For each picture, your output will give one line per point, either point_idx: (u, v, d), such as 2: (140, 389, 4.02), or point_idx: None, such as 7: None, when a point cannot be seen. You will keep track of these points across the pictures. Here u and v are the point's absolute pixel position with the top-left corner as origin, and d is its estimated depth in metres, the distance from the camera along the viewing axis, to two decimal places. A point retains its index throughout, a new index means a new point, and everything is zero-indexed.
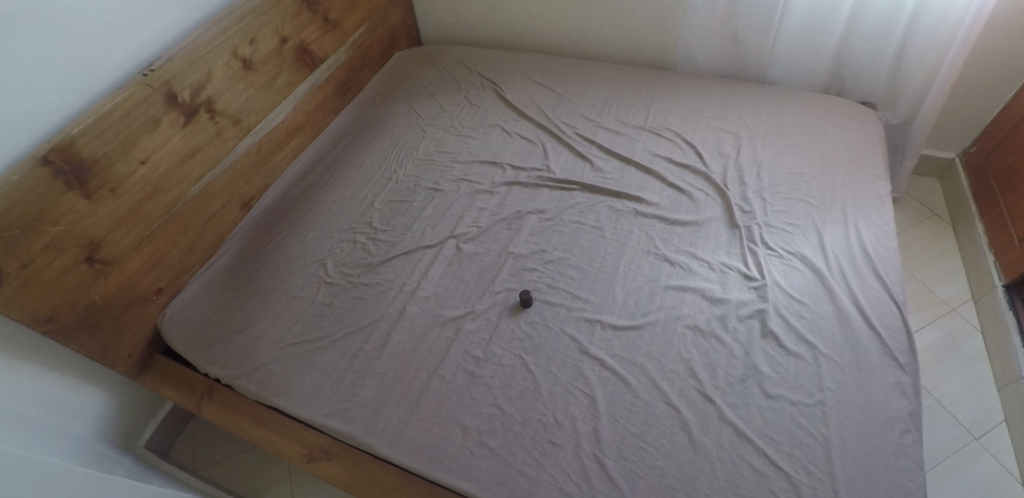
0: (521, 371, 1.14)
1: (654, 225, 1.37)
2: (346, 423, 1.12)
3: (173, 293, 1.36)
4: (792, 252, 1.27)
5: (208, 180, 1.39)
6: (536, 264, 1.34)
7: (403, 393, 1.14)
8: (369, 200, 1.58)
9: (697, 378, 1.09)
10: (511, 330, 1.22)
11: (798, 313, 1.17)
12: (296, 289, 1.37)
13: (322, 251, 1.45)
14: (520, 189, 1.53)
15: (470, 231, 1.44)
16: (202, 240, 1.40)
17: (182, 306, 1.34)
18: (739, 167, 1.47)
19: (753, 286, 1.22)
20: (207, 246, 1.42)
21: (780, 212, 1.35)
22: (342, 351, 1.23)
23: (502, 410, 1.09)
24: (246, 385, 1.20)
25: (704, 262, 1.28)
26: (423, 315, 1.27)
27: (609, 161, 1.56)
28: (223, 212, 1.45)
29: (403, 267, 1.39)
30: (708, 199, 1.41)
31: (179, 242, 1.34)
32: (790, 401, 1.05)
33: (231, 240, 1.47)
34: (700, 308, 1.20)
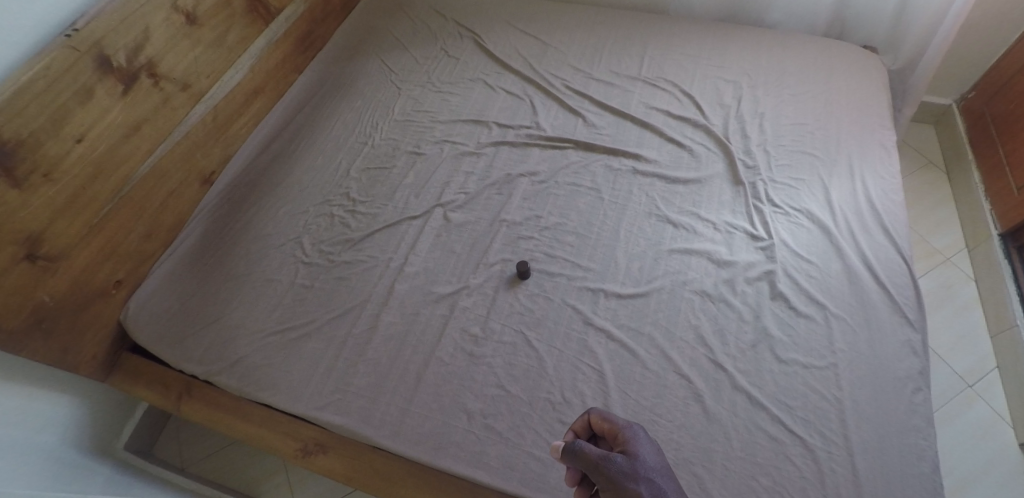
0: (524, 347, 1.08)
1: (654, 184, 1.30)
2: (340, 416, 1.06)
3: (136, 285, 1.26)
4: (798, 208, 1.23)
5: (159, 155, 1.25)
6: (531, 231, 1.26)
7: (399, 380, 1.08)
8: (343, 169, 1.46)
9: (708, 345, 1.05)
10: (510, 304, 1.15)
11: (806, 273, 1.13)
12: (273, 272, 1.29)
13: (297, 229, 1.36)
14: (509, 149, 1.42)
15: (457, 198, 1.34)
16: (161, 224, 1.29)
17: (147, 299, 1.25)
18: (741, 120, 1.41)
19: (761, 246, 1.17)
20: (168, 229, 1.32)
21: (784, 166, 1.31)
22: (328, 337, 1.16)
23: (506, 391, 1.03)
24: (226, 380, 1.14)
25: (708, 223, 1.22)
26: (414, 293, 1.19)
27: (603, 116, 1.46)
28: (180, 190, 1.33)
29: (387, 241, 1.29)
30: (709, 154, 1.34)
31: (136, 229, 1.22)
32: (802, 364, 1.02)
33: (194, 221, 1.37)
34: (707, 272, 1.14)
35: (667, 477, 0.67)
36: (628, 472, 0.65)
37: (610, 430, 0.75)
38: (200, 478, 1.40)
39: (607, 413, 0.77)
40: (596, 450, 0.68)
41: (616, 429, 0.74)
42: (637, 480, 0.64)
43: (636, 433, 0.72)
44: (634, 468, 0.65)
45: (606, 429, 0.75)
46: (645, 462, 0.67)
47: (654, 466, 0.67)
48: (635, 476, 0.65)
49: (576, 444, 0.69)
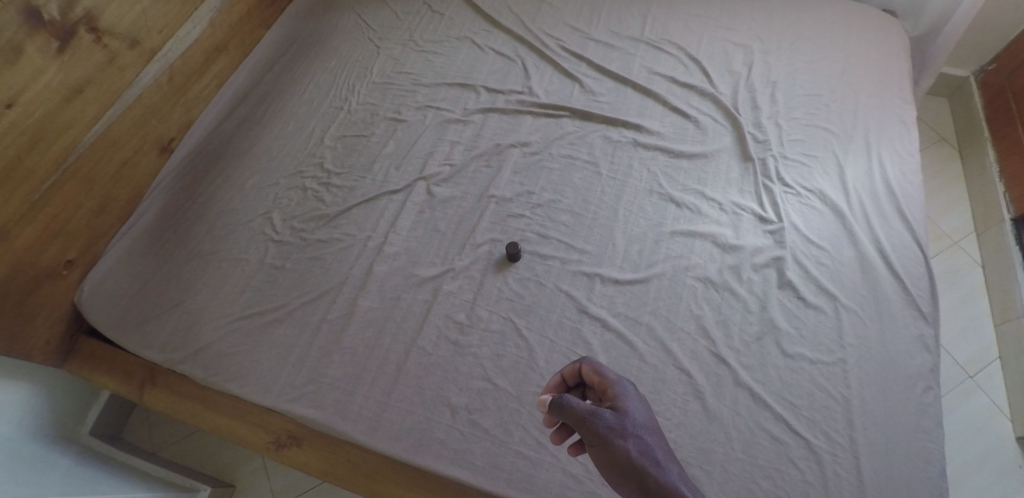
0: (513, 337, 1.00)
1: (656, 159, 1.20)
2: (314, 409, 0.98)
3: (90, 263, 1.16)
4: (810, 189, 1.15)
5: (108, 122, 1.11)
6: (521, 209, 1.16)
7: (378, 371, 1.00)
8: (317, 137, 1.36)
9: (710, 337, 0.98)
10: (499, 289, 1.06)
11: (816, 259, 1.06)
12: (240, 251, 1.20)
13: (266, 204, 1.27)
14: (499, 117, 1.30)
15: (442, 170, 1.23)
16: (115, 198, 1.17)
17: (103, 279, 1.16)
18: (752, 88, 1.30)
19: (769, 230, 1.09)
20: (125, 203, 1.20)
21: (796, 140, 1.22)
22: (300, 323, 1.08)
23: (493, 384, 0.96)
24: (191, 368, 1.07)
25: (714, 203, 1.13)
26: (394, 276, 1.10)
27: (602, 81, 1.33)
28: (136, 160, 1.21)
29: (366, 218, 1.19)
30: (716, 126, 1.24)
31: (87, 204, 1.11)
32: (809, 360, 0.96)
33: (152, 194, 1.26)
34: (711, 257, 1.06)
35: (657, 433, 0.61)
36: (617, 430, 0.59)
37: (600, 384, 0.67)
38: (169, 464, 1.33)
39: (598, 365, 0.69)
40: (584, 405, 0.61)
41: (605, 383, 0.67)
42: (625, 438, 0.58)
43: (627, 388, 0.65)
44: (622, 424, 0.59)
45: (595, 380, 0.67)
46: (635, 418, 0.60)
47: (644, 423, 0.61)
48: (623, 434, 0.59)
49: (563, 396, 0.62)
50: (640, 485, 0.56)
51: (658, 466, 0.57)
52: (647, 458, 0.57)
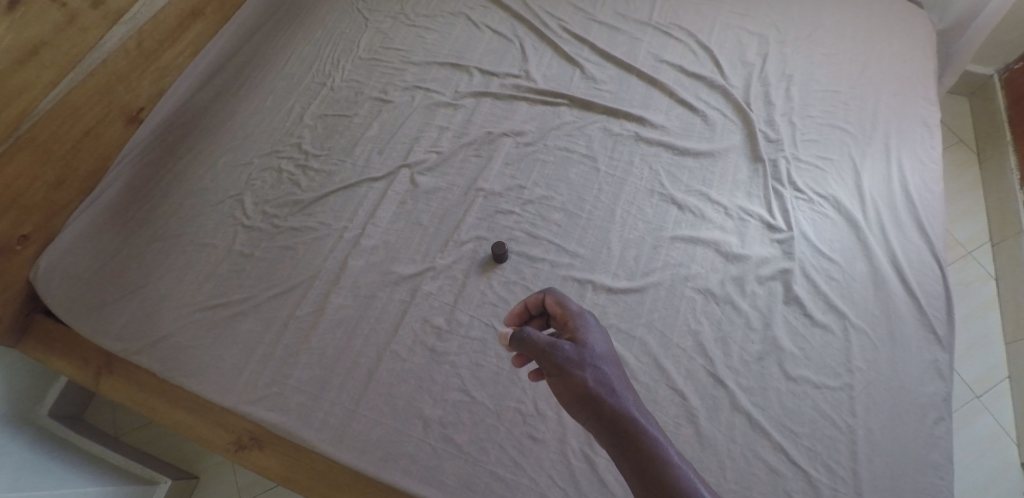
0: (494, 346, 0.93)
1: (659, 155, 1.10)
2: (276, 413, 0.90)
3: (48, 237, 1.05)
4: (823, 195, 1.06)
5: (67, 87, 0.99)
6: (511, 205, 1.07)
7: (347, 375, 0.92)
8: (296, 115, 1.26)
9: (707, 355, 0.91)
10: (482, 293, 0.98)
11: (826, 273, 0.98)
12: (206, 236, 1.10)
13: (237, 185, 1.17)
14: (492, 102, 1.21)
15: (427, 158, 1.14)
16: (77, 170, 1.05)
17: (59, 258, 1.04)
18: (766, 82, 1.20)
19: (777, 239, 1.01)
20: (88, 175, 1.08)
21: (810, 141, 1.12)
22: (266, 318, 0.99)
23: (470, 397, 0.89)
24: (147, 360, 0.98)
25: (719, 207, 1.04)
26: (370, 272, 1.02)
27: (604, 67, 1.23)
28: (100, 130, 1.08)
29: (342, 206, 1.10)
30: (726, 123, 1.14)
31: (43, 176, 0.98)
32: (813, 384, 0.89)
33: (120, 163, 1.14)
34: (713, 266, 0.98)
35: (616, 361, 0.59)
36: (573, 359, 0.57)
37: (562, 315, 0.65)
38: (131, 452, 1.25)
39: (561, 296, 0.67)
40: (543, 338, 0.59)
41: (568, 315, 0.65)
42: (583, 369, 0.56)
43: (588, 319, 0.63)
44: (580, 355, 0.57)
45: (558, 312, 0.66)
46: (593, 349, 0.58)
47: (602, 354, 0.59)
48: (581, 363, 0.57)
49: (522, 329, 0.60)
50: (594, 413, 0.54)
51: (614, 394, 0.55)
52: (603, 388, 0.55)
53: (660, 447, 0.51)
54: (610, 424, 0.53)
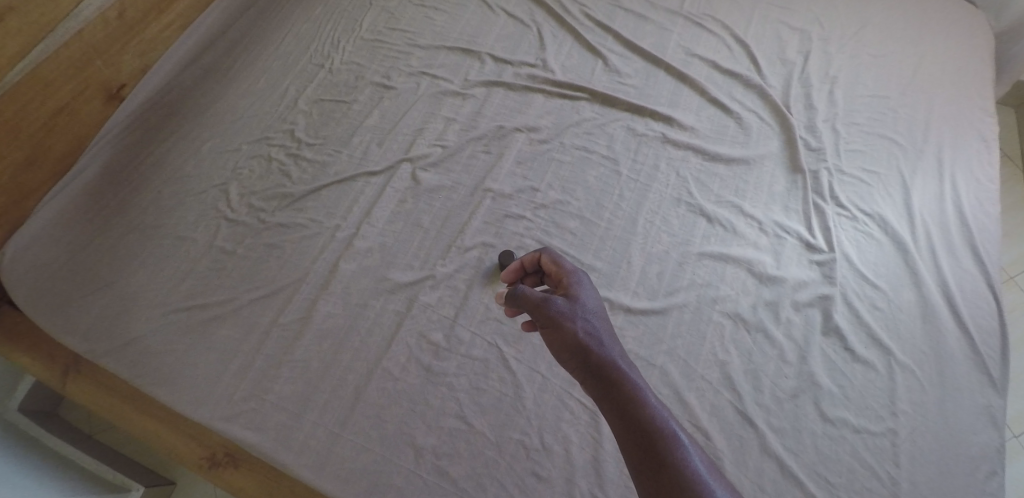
0: (498, 369, 0.83)
1: (688, 160, 1.00)
2: (252, 432, 0.81)
3: (16, 223, 0.93)
4: (868, 213, 0.96)
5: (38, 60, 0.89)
6: (522, 209, 0.97)
7: (333, 393, 0.83)
8: (290, 99, 1.15)
9: (736, 390, 0.81)
10: (485, 307, 0.89)
11: (869, 301, 0.89)
12: (186, 229, 1.00)
13: (223, 173, 1.07)
14: (504, 92, 1.10)
15: (431, 152, 1.04)
16: (49, 151, 0.95)
17: (29, 246, 0.93)
18: (807, 83, 1.08)
19: (817, 260, 0.91)
20: (61, 156, 0.98)
21: (855, 152, 1.02)
22: (246, 324, 0.90)
23: (468, 425, 0.79)
24: (115, 364, 0.88)
25: (753, 221, 0.94)
26: (363, 277, 0.92)
27: (629, 59, 1.12)
28: (76, 108, 0.98)
29: (336, 202, 1.00)
30: (763, 127, 1.03)
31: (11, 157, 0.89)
32: (852, 428, 0.80)
33: (98, 142, 1.03)
34: (745, 288, 0.88)
35: (604, 315, 0.59)
36: (564, 309, 0.57)
37: (557, 274, 0.67)
38: (100, 450, 1.11)
39: (557, 256, 0.68)
40: (537, 294, 0.59)
41: (562, 273, 0.66)
42: (573, 319, 0.55)
43: (581, 278, 0.64)
44: (572, 307, 0.57)
45: (554, 271, 0.67)
46: (584, 303, 0.58)
47: (593, 309, 0.59)
48: (570, 312, 0.57)
49: (518, 287, 0.60)
50: (579, 358, 0.53)
51: (600, 342, 0.54)
52: (591, 338, 0.54)
53: (642, 392, 0.50)
54: (593, 368, 0.52)
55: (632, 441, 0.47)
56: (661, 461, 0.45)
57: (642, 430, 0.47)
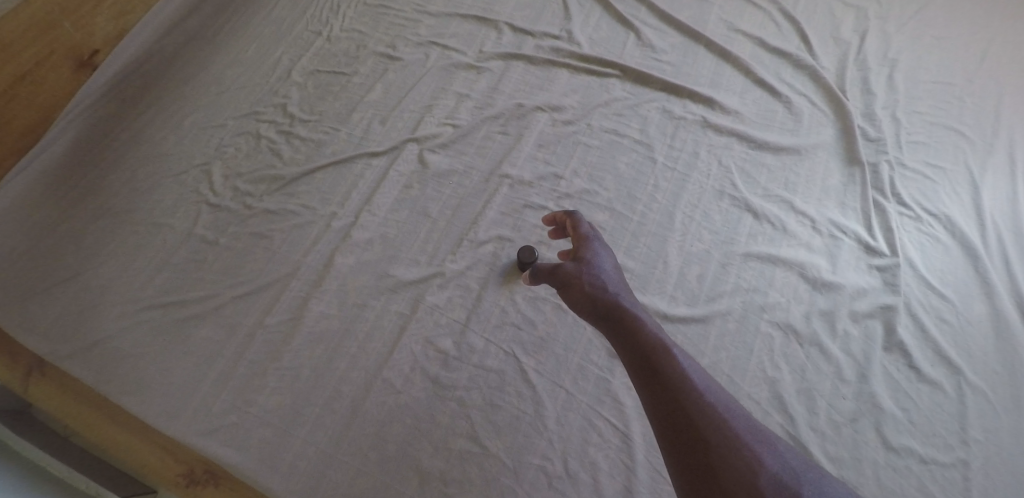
0: (515, 382, 0.73)
1: (732, 148, 0.89)
2: (233, 450, 0.70)
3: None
4: (933, 213, 0.85)
5: None
6: (543, 199, 0.86)
7: (326, 406, 0.72)
8: (283, 69, 1.03)
9: (787, 411, 0.71)
10: (501, 310, 0.78)
11: (935, 313, 0.78)
12: (162, 214, 0.89)
13: (205, 151, 0.95)
14: (525, 67, 0.98)
15: (441, 132, 0.92)
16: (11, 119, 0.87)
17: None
18: (865, 65, 0.97)
19: (877, 265, 0.80)
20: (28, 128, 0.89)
21: (918, 143, 0.90)
22: (227, 324, 0.79)
23: (480, 447, 0.69)
24: (80, 369, 0.77)
25: (804, 219, 0.83)
26: (362, 272, 0.81)
27: (666, 33, 1.00)
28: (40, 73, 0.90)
29: (332, 186, 0.89)
30: (815, 113, 0.92)
31: None
32: (919, 458, 0.69)
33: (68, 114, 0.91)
34: (797, 295, 0.78)
35: (613, 262, 0.62)
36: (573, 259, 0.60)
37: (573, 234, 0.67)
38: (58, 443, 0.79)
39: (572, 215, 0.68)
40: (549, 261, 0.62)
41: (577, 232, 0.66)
42: (580, 276, 0.57)
43: (592, 228, 0.65)
44: (580, 264, 0.59)
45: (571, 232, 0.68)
46: (592, 258, 0.60)
47: (603, 261, 0.60)
48: (578, 261, 0.59)
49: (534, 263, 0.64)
50: (585, 297, 0.56)
51: (606, 284, 0.57)
52: (599, 289, 0.56)
53: (648, 326, 0.52)
54: (600, 304, 0.55)
55: (636, 361, 0.50)
56: (663, 375, 0.48)
57: (646, 355, 0.50)
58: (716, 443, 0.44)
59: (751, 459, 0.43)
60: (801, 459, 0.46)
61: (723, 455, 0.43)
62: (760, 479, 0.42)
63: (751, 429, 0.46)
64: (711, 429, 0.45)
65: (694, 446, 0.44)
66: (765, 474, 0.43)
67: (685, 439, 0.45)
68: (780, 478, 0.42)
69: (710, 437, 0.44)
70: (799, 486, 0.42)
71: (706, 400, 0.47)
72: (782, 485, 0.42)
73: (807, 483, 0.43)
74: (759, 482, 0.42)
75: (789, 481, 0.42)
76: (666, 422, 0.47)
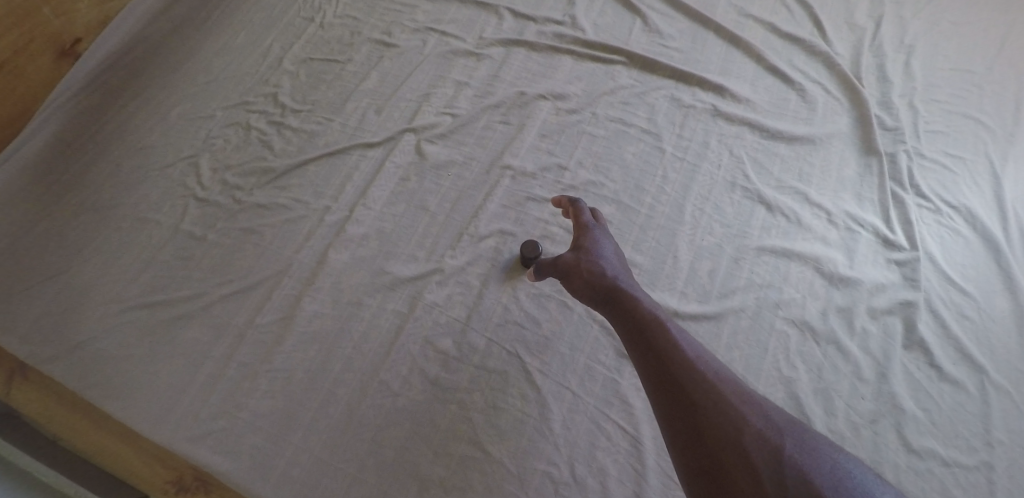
0: (518, 383, 0.69)
1: (743, 137, 0.85)
2: (222, 457, 0.66)
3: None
4: (953, 205, 0.81)
5: None
6: (547, 191, 0.82)
7: (320, 410, 0.69)
8: (274, 57, 0.99)
9: (804, 413, 0.67)
10: (503, 308, 0.74)
11: (956, 309, 0.74)
12: (148, 209, 0.85)
13: (193, 143, 0.91)
14: (527, 54, 0.94)
15: (440, 122, 0.88)
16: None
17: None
18: (880, 52, 0.93)
19: (896, 259, 0.77)
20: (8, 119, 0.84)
21: (936, 132, 0.87)
22: (216, 324, 0.75)
23: (481, 452, 0.65)
24: (62, 372, 0.73)
25: (819, 211, 0.80)
26: (358, 269, 0.78)
27: (674, 18, 0.96)
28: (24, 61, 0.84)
29: (325, 179, 0.85)
30: (829, 101, 0.88)
31: None
32: (941, 461, 0.65)
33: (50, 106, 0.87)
34: (813, 291, 0.74)
35: (614, 247, 0.64)
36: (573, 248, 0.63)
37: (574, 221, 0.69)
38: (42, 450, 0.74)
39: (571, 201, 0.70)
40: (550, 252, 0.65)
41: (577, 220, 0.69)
42: (578, 265, 0.60)
43: (589, 215, 0.67)
44: (578, 254, 0.61)
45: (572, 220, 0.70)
46: (590, 246, 0.62)
47: (600, 248, 0.62)
48: (578, 248, 0.63)
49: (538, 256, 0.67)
50: (583, 282, 0.59)
51: (603, 270, 0.59)
52: (597, 275, 0.59)
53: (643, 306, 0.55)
54: (598, 288, 0.58)
55: (632, 338, 0.54)
56: (655, 348, 0.51)
57: (641, 333, 0.53)
58: (705, 407, 0.47)
59: (737, 419, 0.45)
60: (790, 418, 0.47)
61: (709, 417, 0.46)
62: (744, 437, 0.44)
63: (739, 391, 0.48)
64: (701, 395, 0.47)
65: (684, 410, 0.47)
66: (748, 431, 0.44)
67: (676, 404, 0.48)
68: (763, 431, 0.44)
69: (698, 401, 0.47)
70: (781, 440, 0.44)
71: (695, 368, 0.49)
72: (765, 439, 0.44)
73: (787, 434, 0.44)
74: (741, 439, 0.44)
75: (773, 436, 0.44)
76: (659, 391, 0.49)
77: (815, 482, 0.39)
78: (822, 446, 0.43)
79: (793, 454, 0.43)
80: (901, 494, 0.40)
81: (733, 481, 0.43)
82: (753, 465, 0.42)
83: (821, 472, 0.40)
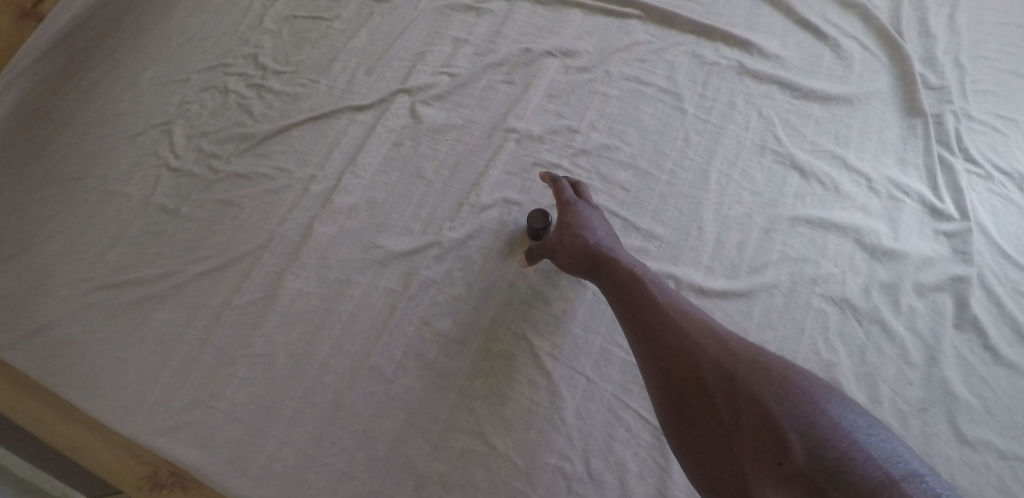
0: (525, 368, 0.62)
1: (773, 97, 0.77)
2: (197, 451, 0.59)
3: None
4: (1007, 171, 0.72)
5: None
6: (556, 155, 0.74)
7: (304, 398, 0.61)
8: (255, 15, 0.90)
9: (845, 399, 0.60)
10: (509, 285, 0.67)
11: (1013, 285, 0.66)
12: (117, 181, 0.77)
13: (167, 109, 0.83)
14: (533, 8, 0.85)
15: (437, 82, 0.80)
16: None
17: None
18: (921, 5, 0.85)
19: (945, 230, 0.69)
20: None
21: (986, 92, 0.78)
22: (191, 305, 0.67)
23: (484, 444, 0.58)
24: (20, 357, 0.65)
25: (857, 177, 0.72)
26: (347, 243, 0.70)
27: None
28: None
29: (310, 146, 0.77)
30: (867, 57, 0.80)
31: None
32: (999, 453, 0.57)
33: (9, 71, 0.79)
34: (853, 265, 0.67)
35: (599, 213, 0.64)
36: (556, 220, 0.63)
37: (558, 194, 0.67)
38: None
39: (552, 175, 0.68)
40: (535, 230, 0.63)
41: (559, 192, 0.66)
42: (561, 240, 0.59)
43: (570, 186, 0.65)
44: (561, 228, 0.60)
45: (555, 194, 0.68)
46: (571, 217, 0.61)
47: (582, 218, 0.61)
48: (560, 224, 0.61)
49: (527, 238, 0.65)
50: (568, 257, 0.58)
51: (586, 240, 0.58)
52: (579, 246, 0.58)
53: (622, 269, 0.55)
54: (581, 254, 0.58)
55: (613, 297, 0.54)
56: (631, 302, 0.52)
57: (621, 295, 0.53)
58: (675, 352, 0.47)
59: (699, 355, 0.46)
60: (750, 342, 0.48)
61: (676, 357, 0.47)
62: (705, 373, 0.45)
63: (705, 328, 0.49)
64: (672, 341, 0.48)
65: (654, 355, 0.49)
66: (708, 361, 0.46)
67: (649, 354, 0.49)
68: (718, 359, 0.45)
69: (668, 346, 0.48)
70: (736, 362, 0.45)
71: (666, 313, 0.50)
72: (720, 366, 0.45)
73: (739, 355, 0.45)
74: (703, 374, 0.45)
75: (728, 362, 0.45)
76: (634, 341, 0.51)
77: (763, 399, 0.41)
78: (775, 364, 0.44)
79: (746, 377, 0.43)
80: (847, 400, 0.41)
81: (701, 415, 0.45)
82: (712, 395, 0.44)
83: (769, 389, 0.42)
